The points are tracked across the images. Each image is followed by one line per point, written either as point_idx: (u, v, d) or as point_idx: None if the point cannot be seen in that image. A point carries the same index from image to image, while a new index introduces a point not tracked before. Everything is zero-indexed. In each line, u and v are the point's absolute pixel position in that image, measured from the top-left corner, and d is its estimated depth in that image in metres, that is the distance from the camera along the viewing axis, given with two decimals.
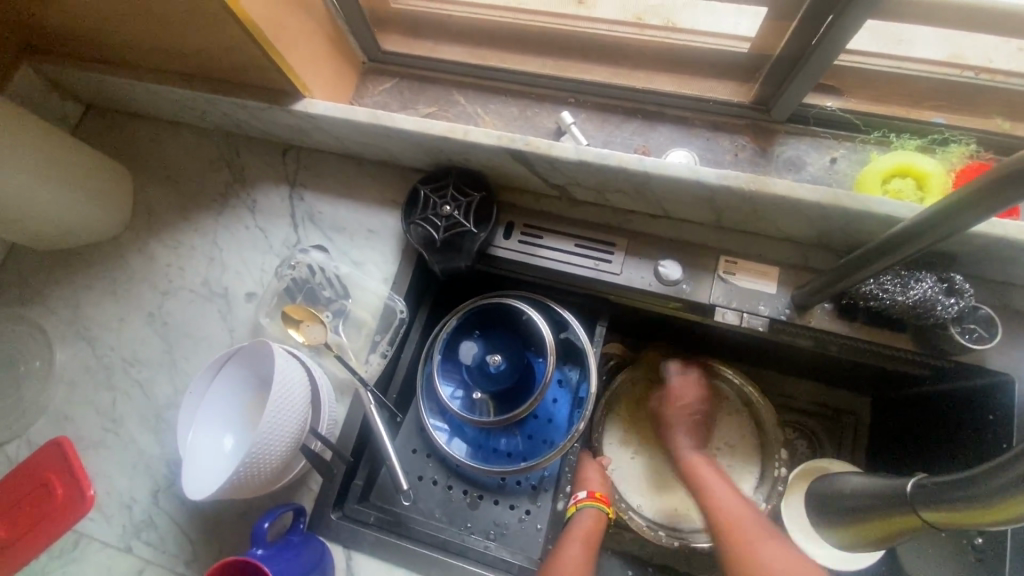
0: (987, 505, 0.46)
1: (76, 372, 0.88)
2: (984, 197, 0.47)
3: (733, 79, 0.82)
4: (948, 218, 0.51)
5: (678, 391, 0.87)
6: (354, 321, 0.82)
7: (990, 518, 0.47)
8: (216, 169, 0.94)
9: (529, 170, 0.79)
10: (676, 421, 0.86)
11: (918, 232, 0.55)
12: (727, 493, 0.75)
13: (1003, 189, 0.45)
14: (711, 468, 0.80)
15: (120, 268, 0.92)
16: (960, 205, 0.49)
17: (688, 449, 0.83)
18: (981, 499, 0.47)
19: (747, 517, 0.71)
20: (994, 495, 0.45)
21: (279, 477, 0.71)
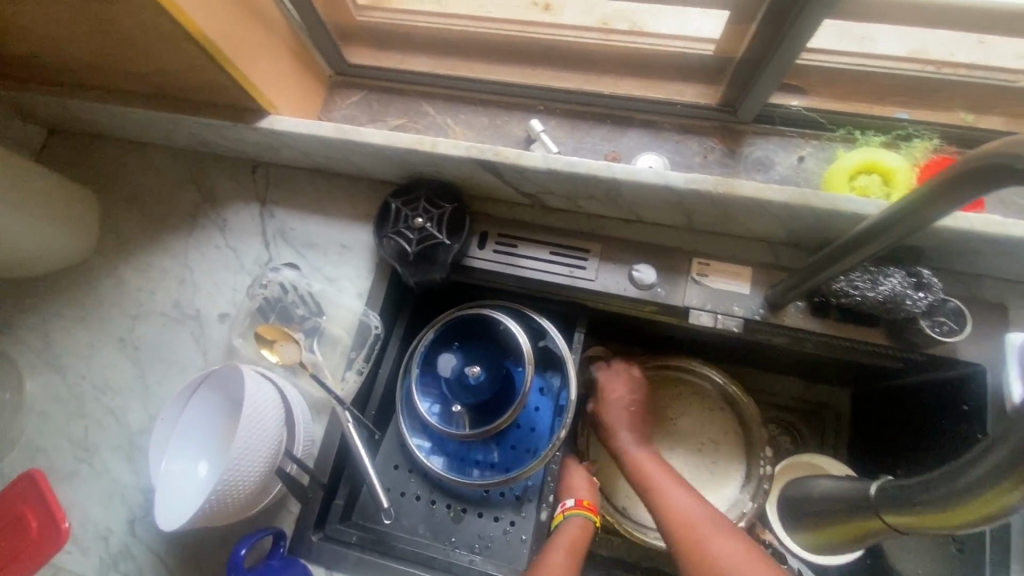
0: (951, 509, 0.47)
1: (47, 401, 0.86)
2: (950, 190, 0.45)
3: (700, 81, 0.82)
4: (914, 213, 0.49)
5: (612, 390, 0.87)
6: (328, 338, 0.81)
7: (955, 522, 0.47)
8: (184, 189, 0.93)
9: (500, 179, 0.79)
10: (615, 423, 0.84)
11: (884, 230, 0.53)
12: (683, 493, 0.74)
13: (969, 181, 0.43)
14: (662, 467, 0.78)
15: (89, 293, 0.90)
16: (923, 203, 0.48)
17: (630, 446, 0.82)
18: (947, 504, 0.47)
19: (701, 516, 0.70)
20: (956, 500, 0.46)
21: (256, 502, 0.70)
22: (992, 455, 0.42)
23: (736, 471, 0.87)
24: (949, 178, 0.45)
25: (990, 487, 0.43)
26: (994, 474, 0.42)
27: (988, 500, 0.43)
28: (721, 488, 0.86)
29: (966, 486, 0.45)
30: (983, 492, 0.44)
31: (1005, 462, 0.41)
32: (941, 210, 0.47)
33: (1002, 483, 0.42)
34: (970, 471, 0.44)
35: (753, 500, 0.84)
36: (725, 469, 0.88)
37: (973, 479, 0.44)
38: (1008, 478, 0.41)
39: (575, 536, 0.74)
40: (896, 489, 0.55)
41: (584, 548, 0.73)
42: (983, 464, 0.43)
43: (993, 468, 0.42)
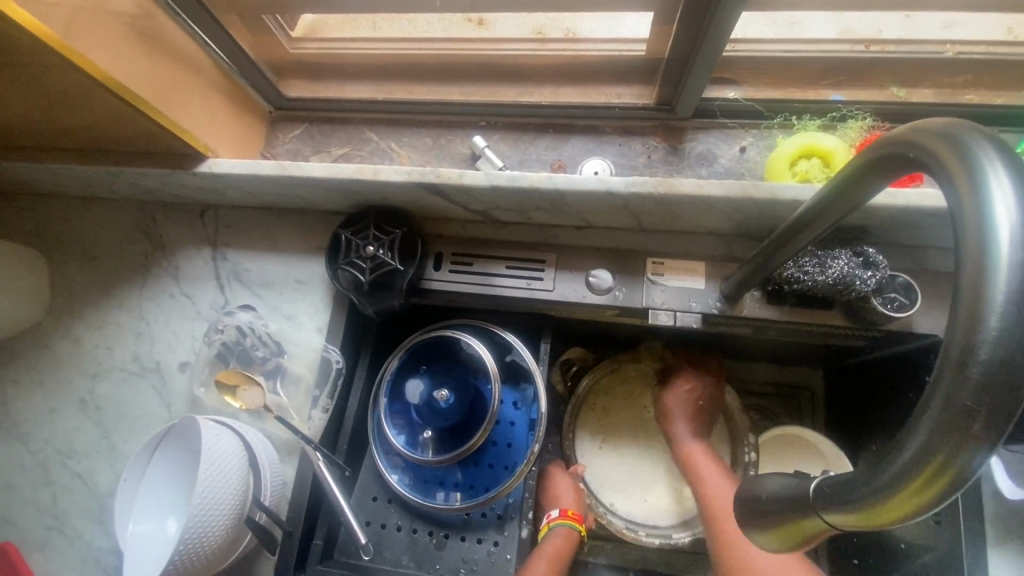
0: (889, 504, 0.30)
1: (11, 472, 0.84)
2: (870, 172, 0.41)
3: (636, 82, 0.83)
4: (841, 198, 0.45)
5: (681, 386, 0.87)
6: (292, 378, 0.81)
7: (896, 518, 0.31)
8: (133, 240, 0.92)
9: (445, 199, 0.78)
10: (675, 419, 0.85)
11: (821, 215, 0.48)
12: (725, 483, 0.78)
13: (887, 163, 0.39)
14: (709, 459, 0.81)
15: (45, 356, 0.89)
16: (848, 184, 0.44)
17: (686, 439, 0.83)
18: (875, 495, 0.31)
19: (736, 505, 0.76)
20: (892, 491, 0.30)
21: (227, 554, 0.69)
22: (925, 417, 0.29)
23: (721, 461, 0.86)
24: (874, 156, 0.40)
25: (916, 469, 0.29)
26: (931, 445, 0.28)
27: (926, 484, 0.29)
28: None
29: (894, 474, 0.30)
30: (917, 475, 0.29)
31: (939, 424, 0.28)
32: (868, 190, 0.43)
33: (935, 456, 0.28)
34: (899, 448, 0.30)
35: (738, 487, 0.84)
36: (709, 457, 0.87)
37: (905, 460, 0.29)
38: (945, 443, 0.27)
39: (557, 546, 0.75)
40: (836, 483, 0.35)
41: (566, 559, 0.74)
42: (911, 439, 0.29)
43: (926, 436, 0.28)
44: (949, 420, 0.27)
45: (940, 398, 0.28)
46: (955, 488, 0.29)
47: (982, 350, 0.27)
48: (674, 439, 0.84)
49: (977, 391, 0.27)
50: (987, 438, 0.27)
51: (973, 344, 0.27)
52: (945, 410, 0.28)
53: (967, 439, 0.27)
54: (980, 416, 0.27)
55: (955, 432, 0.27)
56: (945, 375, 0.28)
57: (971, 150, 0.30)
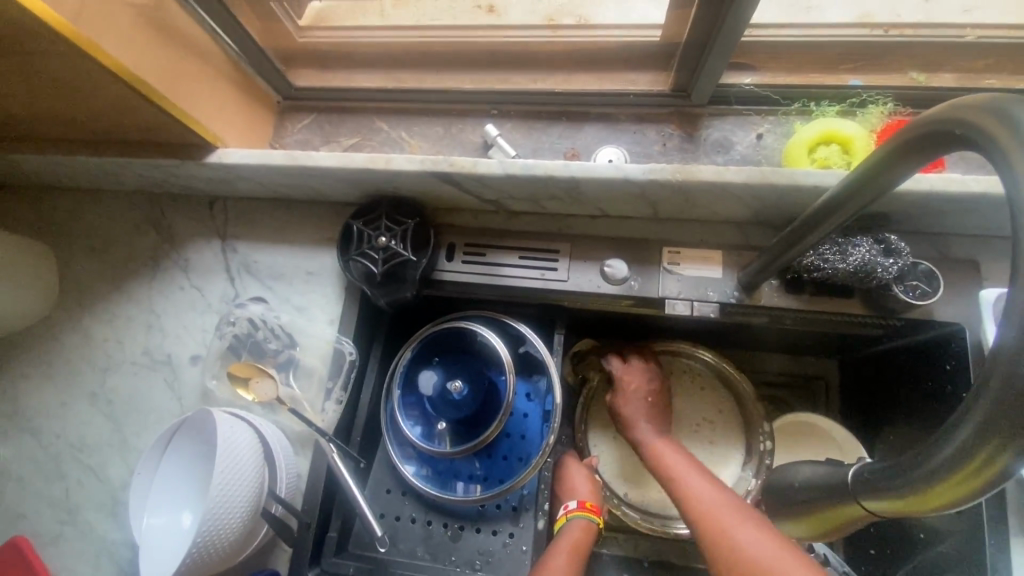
0: (937, 490, 0.30)
1: (23, 466, 0.83)
2: (901, 154, 0.40)
3: (651, 68, 0.81)
4: (868, 183, 0.45)
5: (627, 377, 0.86)
6: (304, 370, 0.80)
7: (943, 505, 0.30)
8: (143, 232, 0.91)
9: (459, 189, 0.77)
10: (633, 411, 0.83)
11: (846, 201, 0.48)
12: (700, 478, 0.70)
13: (921, 145, 0.39)
14: (681, 457, 0.75)
15: (56, 350, 0.88)
16: (880, 166, 0.43)
17: (649, 438, 0.79)
18: (921, 482, 0.30)
19: (714, 498, 0.66)
20: (940, 478, 0.29)
21: (243, 547, 0.68)
22: (980, 401, 0.28)
23: (736, 452, 0.86)
24: (909, 136, 0.39)
25: (968, 454, 0.28)
26: (986, 432, 0.27)
27: (976, 472, 0.28)
28: (721, 472, 0.85)
29: (943, 461, 0.29)
30: (968, 462, 0.28)
31: (995, 411, 0.27)
32: (900, 172, 0.42)
33: (988, 444, 0.27)
34: (949, 434, 0.29)
35: (756, 478, 0.83)
36: (724, 447, 0.87)
37: (956, 447, 0.28)
38: (1001, 430, 0.27)
39: (575, 539, 0.74)
40: (878, 469, 0.35)
41: (585, 553, 0.73)
42: (963, 425, 0.28)
43: (978, 423, 0.27)
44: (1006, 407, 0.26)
45: (995, 384, 0.27)
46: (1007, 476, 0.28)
47: None
48: (637, 441, 0.80)
49: None
50: None
51: None
52: (1003, 393, 0.26)
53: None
54: None
55: (1014, 417, 0.26)
56: (1000, 357, 0.27)
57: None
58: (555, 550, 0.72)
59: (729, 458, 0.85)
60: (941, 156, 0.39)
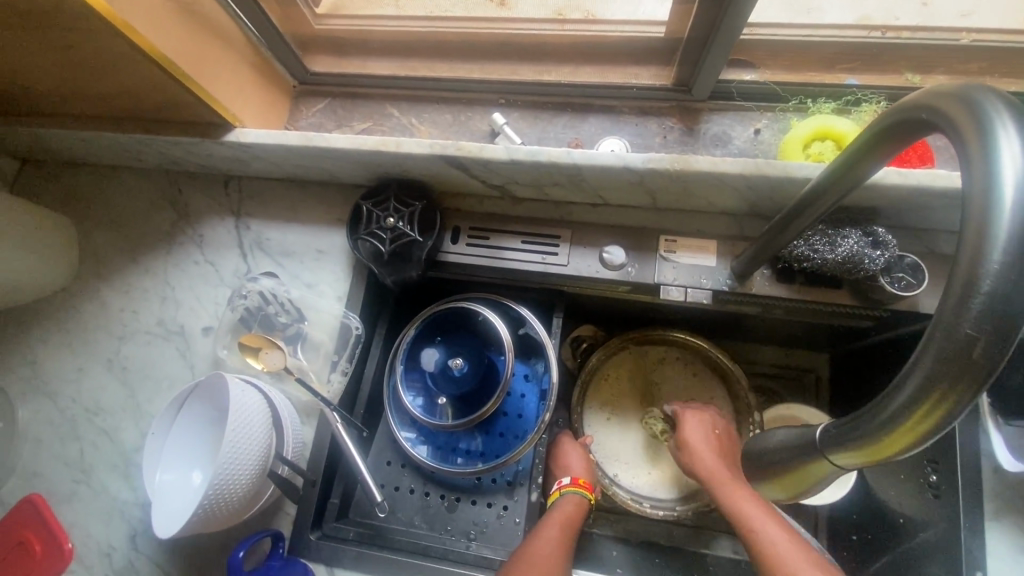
0: (884, 443, 0.34)
1: (40, 428, 0.87)
2: (875, 144, 0.45)
3: (654, 63, 0.84)
4: (848, 171, 0.49)
5: (690, 426, 0.83)
6: (312, 343, 0.84)
7: (885, 457, 0.35)
8: (160, 208, 0.94)
9: (466, 173, 0.80)
10: (702, 458, 0.79)
11: (825, 190, 0.52)
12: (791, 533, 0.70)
13: (891, 135, 0.43)
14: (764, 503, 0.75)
15: (74, 318, 0.92)
16: (851, 161, 0.48)
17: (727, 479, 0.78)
18: (867, 437, 0.35)
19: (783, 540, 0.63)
20: (885, 431, 0.33)
21: (249, 506, 0.72)
22: (924, 352, 0.31)
23: None
24: (879, 128, 0.44)
25: (907, 413, 0.32)
26: (923, 390, 0.31)
27: (919, 422, 0.32)
28: None
29: (895, 410, 0.32)
30: (906, 419, 0.32)
31: (937, 362, 0.30)
32: (870, 166, 0.47)
33: (936, 387, 0.30)
34: (898, 387, 0.32)
35: None
36: None
37: (905, 398, 0.32)
38: (935, 388, 0.30)
39: (568, 513, 0.76)
40: (840, 424, 0.38)
41: (576, 524, 0.76)
42: (911, 376, 0.31)
43: (924, 372, 0.31)
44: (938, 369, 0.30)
45: (939, 335, 0.30)
46: (940, 428, 0.32)
47: (986, 281, 0.29)
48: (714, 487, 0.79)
49: (976, 324, 0.29)
50: (984, 364, 0.29)
51: (977, 276, 0.29)
52: (943, 345, 0.30)
53: (962, 375, 0.29)
54: (977, 345, 0.29)
55: (954, 363, 0.29)
56: (943, 317, 0.30)
57: (983, 107, 0.32)
58: (551, 523, 0.75)
59: None
60: (904, 146, 0.44)
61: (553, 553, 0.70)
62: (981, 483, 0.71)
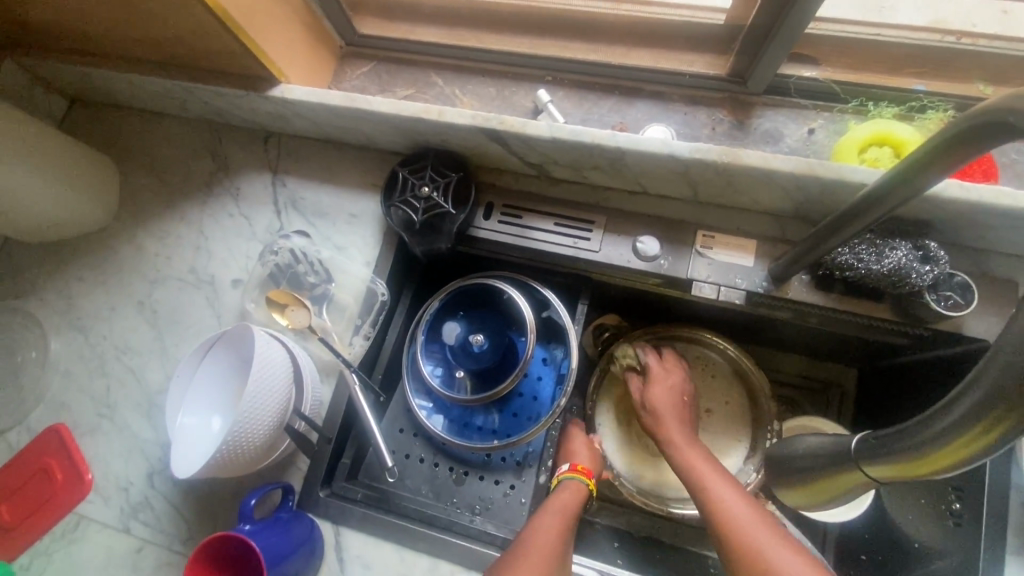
0: (928, 457, 0.34)
1: (71, 361, 0.90)
2: (944, 152, 0.45)
3: (710, 51, 0.81)
4: (910, 176, 0.50)
5: (656, 386, 0.83)
6: (337, 305, 0.84)
7: (923, 473, 0.35)
8: (200, 159, 0.96)
9: (506, 148, 0.79)
10: (663, 421, 0.79)
11: (883, 197, 0.54)
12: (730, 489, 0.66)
13: (961, 144, 0.44)
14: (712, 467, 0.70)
15: (110, 258, 0.94)
16: (914, 169, 0.49)
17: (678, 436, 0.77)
18: (906, 452, 0.35)
19: (743, 506, 0.63)
20: (935, 446, 0.33)
21: (265, 456, 0.73)
22: (986, 371, 0.31)
23: (742, 444, 0.90)
24: (948, 137, 0.44)
25: (956, 432, 0.32)
26: (977, 414, 0.31)
27: (971, 440, 0.32)
28: (723, 460, 0.89)
29: (947, 427, 0.32)
30: (942, 446, 0.33)
31: (1001, 381, 0.30)
32: (928, 177, 0.49)
33: (995, 407, 0.30)
34: (953, 404, 0.32)
35: (755, 472, 0.86)
36: (731, 437, 0.90)
37: (957, 415, 0.32)
38: (977, 423, 0.31)
39: (564, 500, 0.73)
40: (878, 436, 0.38)
41: (574, 511, 0.72)
42: (970, 393, 0.31)
43: (985, 390, 0.30)
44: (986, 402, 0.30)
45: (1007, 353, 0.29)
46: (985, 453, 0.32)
47: None
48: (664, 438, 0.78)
49: None
50: None
51: None
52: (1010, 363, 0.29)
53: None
54: None
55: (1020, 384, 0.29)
56: (1005, 345, 0.30)
57: None
58: (546, 511, 0.71)
59: (733, 450, 0.89)
60: (971, 158, 0.44)
61: (550, 540, 0.67)
62: (1008, 517, 0.69)
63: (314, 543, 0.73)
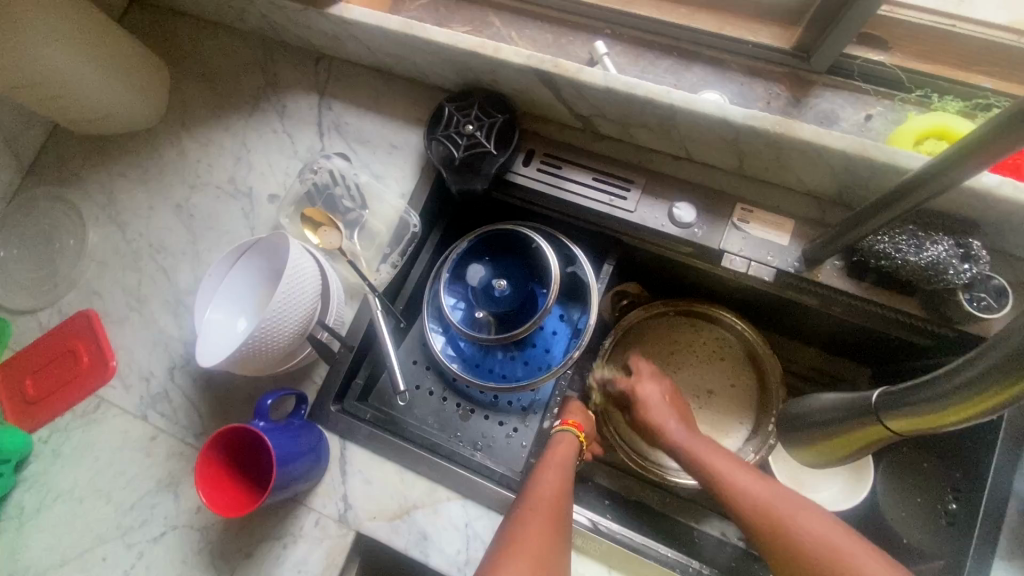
0: (938, 413, 0.46)
1: (107, 253, 0.93)
2: (993, 140, 0.46)
3: (777, 21, 0.79)
4: (951, 166, 0.52)
5: (645, 396, 0.84)
6: (369, 233, 0.86)
7: (935, 425, 0.47)
8: (250, 72, 0.96)
9: (556, 95, 0.78)
10: (660, 418, 0.82)
11: (922, 183, 0.55)
12: (746, 474, 0.71)
13: (1006, 132, 0.45)
14: (723, 454, 0.75)
15: (153, 159, 0.96)
16: (954, 160, 0.51)
17: (680, 434, 0.79)
18: (918, 408, 0.48)
19: (773, 494, 0.68)
20: (943, 404, 0.45)
21: (284, 362, 0.76)
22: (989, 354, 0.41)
23: (743, 425, 0.91)
24: (993, 126, 0.46)
25: (963, 396, 0.43)
26: (978, 383, 0.42)
27: (974, 401, 0.43)
28: (723, 437, 0.91)
29: (953, 389, 0.44)
30: (947, 406, 0.45)
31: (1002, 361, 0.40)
32: (966, 169, 0.51)
33: (993, 378, 0.41)
34: (960, 372, 0.43)
35: (755, 453, 0.86)
36: (733, 418, 0.92)
37: (963, 382, 0.43)
38: (973, 390, 0.42)
39: (563, 454, 0.76)
40: (894, 394, 0.51)
41: (572, 463, 0.75)
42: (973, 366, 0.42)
43: (984, 366, 0.41)
44: (980, 380, 0.41)
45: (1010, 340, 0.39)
46: (986, 412, 0.43)
47: None
48: (668, 442, 0.79)
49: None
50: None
51: None
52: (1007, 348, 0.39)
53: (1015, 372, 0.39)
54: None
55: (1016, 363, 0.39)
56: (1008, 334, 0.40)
57: None
58: (545, 467, 0.74)
59: (733, 429, 0.91)
60: (1008, 151, 0.46)
61: (557, 496, 0.70)
62: (1008, 525, 0.68)
63: (320, 452, 0.75)
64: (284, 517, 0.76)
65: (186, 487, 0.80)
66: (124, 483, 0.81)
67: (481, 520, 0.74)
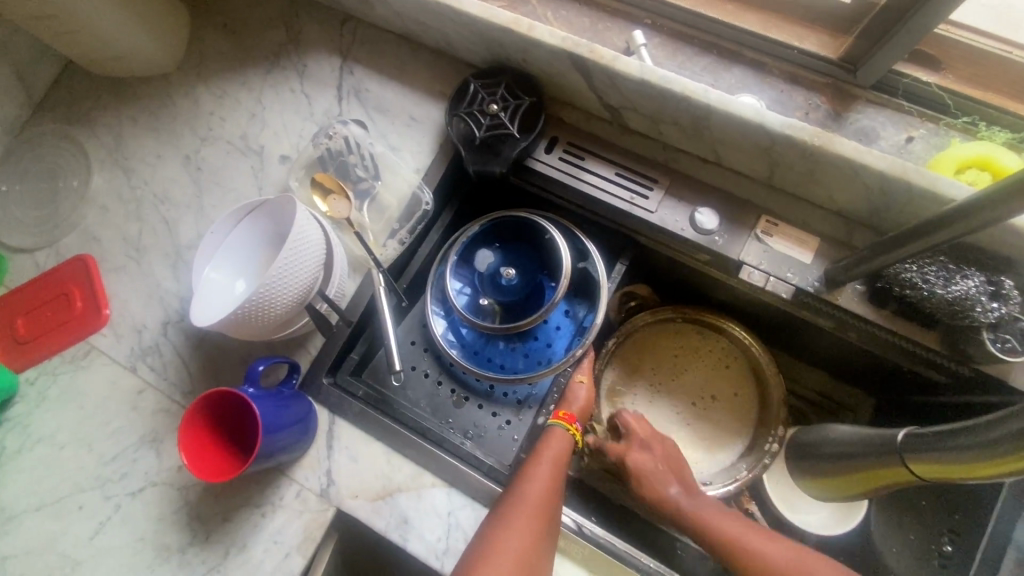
0: (959, 465, 0.52)
1: (110, 198, 0.90)
2: None
3: (826, 28, 0.75)
4: (994, 203, 0.49)
5: (638, 459, 0.81)
6: (379, 204, 0.84)
7: (951, 476, 0.54)
8: (273, 27, 0.93)
9: (587, 82, 0.75)
10: (659, 485, 0.79)
11: (963, 216, 0.52)
12: (763, 542, 0.71)
13: None
14: (736, 523, 0.74)
15: (165, 106, 0.93)
16: (1000, 197, 0.48)
17: (685, 503, 0.77)
18: (940, 458, 0.54)
19: (789, 560, 0.69)
20: (966, 458, 0.51)
21: (279, 329, 0.74)
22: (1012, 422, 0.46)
23: (740, 441, 0.89)
24: None
25: (982, 457, 0.49)
26: (996, 445, 0.48)
27: (992, 464, 0.48)
28: (718, 451, 0.89)
29: (975, 448, 0.50)
30: (965, 460, 0.51)
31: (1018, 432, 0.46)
32: (1011, 208, 0.48)
33: (1009, 445, 0.46)
34: (985, 431, 0.49)
35: (748, 470, 0.85)
36: (729, 433, 0.90)
37: (984, 443, 0.49)
38: (991, 451, 0.48)
39: (554, 448, 0.74)
40: (922, 435, 0.58)
41: (563, 459, 0.74)
42: (996, 429, 0.48)
43: (1006, 432, 0.47)
44: (1000, 442, 0.47)
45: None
46: (995, 475, 0.49)
47: None
48: (672, 508, 0.78)
49: None
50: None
51: None
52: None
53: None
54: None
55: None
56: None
57: None
58: (536, 461, 0.72)
59: (727, 445, 0.89)
60: None
61: (546, 491, 0.69)
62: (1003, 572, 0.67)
63: (308, 424, 0.74)
64: (265, 486, 0.75)
65: (169, 445, 0.79)
66: (107, 435, 0.80)
67: (465, 511, 0.73)
